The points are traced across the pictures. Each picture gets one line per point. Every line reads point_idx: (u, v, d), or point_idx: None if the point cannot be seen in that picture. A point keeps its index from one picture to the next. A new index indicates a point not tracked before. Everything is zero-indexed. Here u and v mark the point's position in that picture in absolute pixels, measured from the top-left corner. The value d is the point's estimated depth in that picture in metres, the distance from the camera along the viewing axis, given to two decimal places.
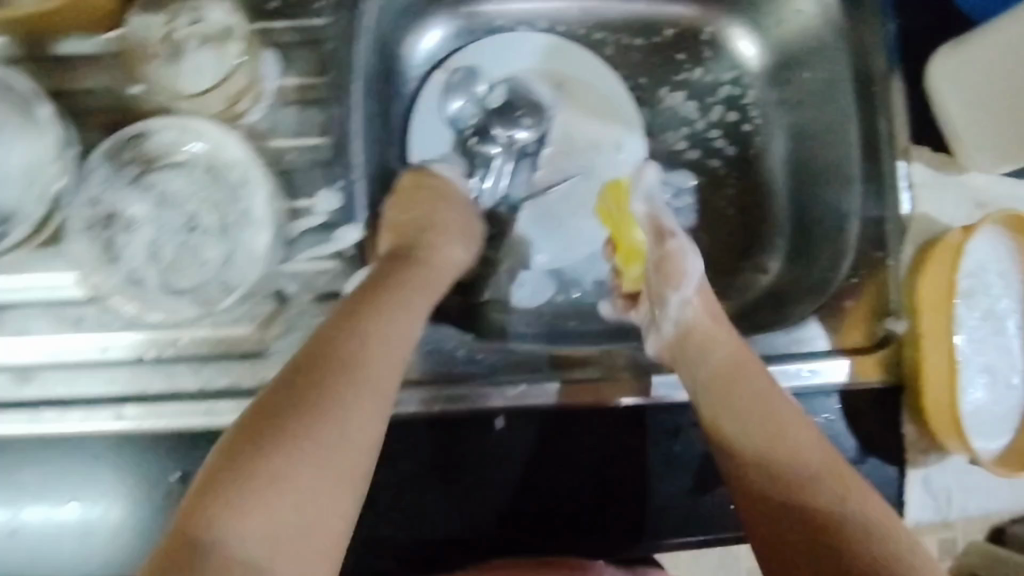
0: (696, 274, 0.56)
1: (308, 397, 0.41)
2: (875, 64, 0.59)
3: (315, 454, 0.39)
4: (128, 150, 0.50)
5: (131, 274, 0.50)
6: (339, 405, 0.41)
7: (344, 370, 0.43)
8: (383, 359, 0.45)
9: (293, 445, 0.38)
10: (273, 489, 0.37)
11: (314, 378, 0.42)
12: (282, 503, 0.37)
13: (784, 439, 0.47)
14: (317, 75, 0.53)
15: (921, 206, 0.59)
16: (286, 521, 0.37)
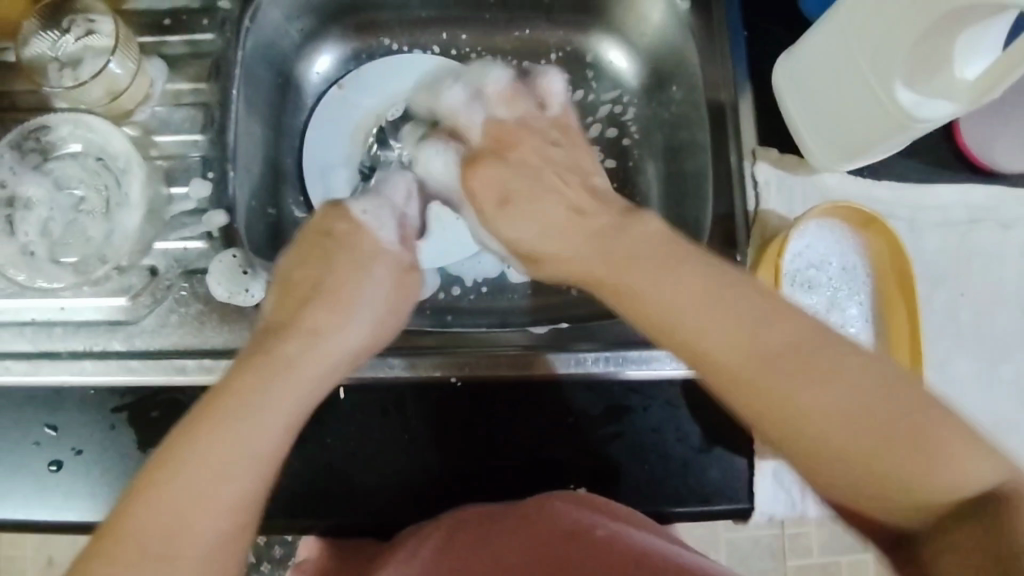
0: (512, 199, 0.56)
1: (213, 411, 0.36)
2: (721, 71, 0.62)
3: (214, 459, 0.35)
4: (28, 142, 0.59)
5: (23, 247, 0.57)
6: (255, 498, 0.36)
7: (239, 405, 0.37)
8: (259, 410, 0.37)
9: (205, 444, 0.35)
10: (197, 478, 0.34)
11: (202, 435, 0.35)
12: (205, 492, 0.34)
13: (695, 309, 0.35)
14: (202, 81, 0.61)
15: (766, 204, 0.61)
16: (212, 513, 0.34)
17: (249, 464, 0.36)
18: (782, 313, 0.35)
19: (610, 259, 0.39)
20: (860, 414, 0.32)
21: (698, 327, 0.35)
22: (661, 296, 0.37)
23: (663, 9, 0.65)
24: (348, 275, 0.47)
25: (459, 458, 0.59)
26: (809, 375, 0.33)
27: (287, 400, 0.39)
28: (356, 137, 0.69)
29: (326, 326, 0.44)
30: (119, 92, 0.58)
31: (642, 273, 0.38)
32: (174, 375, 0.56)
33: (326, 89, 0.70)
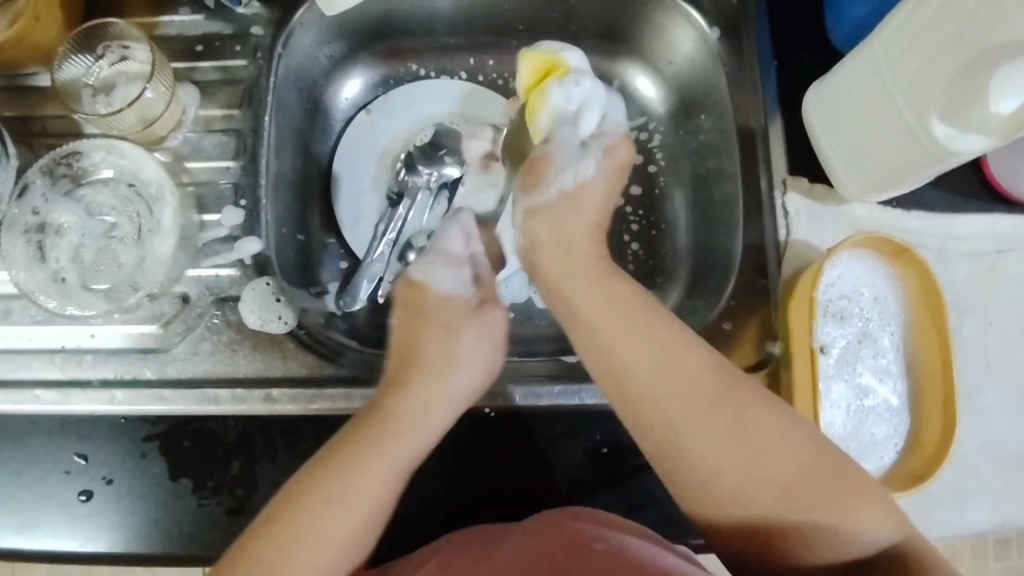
0: (563, 180, 0.51)
1: (347, 453, 0.46)
2: (751, 102, 0.63)
3: (351, 494, 0.45)
4: (60, 168, 0.59)
5: (54, 273, 0.57)
6: (336, 560, 0.45)
7: (368, 447, 0.47)
8: (384, 451, 0.47)
9: (338, 482, 0.45)
10: (329, 510, 0.45)
11: (340, 469, 0.46)
12: (337, 525, 0.45)
13: (642, 371, 0.46)
14: (234, 107, 0.61)
15: (797, 233, 0.61)
16: (342, 538, 0.45)
17: (336, 535, 0.45)
18: (712, 380, 0.46)
19: (603, 318, 0.47)
20: (779, 470, 0.44)
21: (670, 398, 0.45)
22: (633, 359, 0.46)
23: (694, 38, 0.65)
24: (431, 335, 0.51)
25: (481, 483, 0.58)
26: (745, 441, 0.45)
27: (376, 478, 0.46)
28: (384, 162, 0.69)
29: (429, 386, 0.50)
30: (152, 119, 0.58)
31: (615, 327, 0.47)
32: (205, 404, 0.55)
33: (354, 114, 0.70)
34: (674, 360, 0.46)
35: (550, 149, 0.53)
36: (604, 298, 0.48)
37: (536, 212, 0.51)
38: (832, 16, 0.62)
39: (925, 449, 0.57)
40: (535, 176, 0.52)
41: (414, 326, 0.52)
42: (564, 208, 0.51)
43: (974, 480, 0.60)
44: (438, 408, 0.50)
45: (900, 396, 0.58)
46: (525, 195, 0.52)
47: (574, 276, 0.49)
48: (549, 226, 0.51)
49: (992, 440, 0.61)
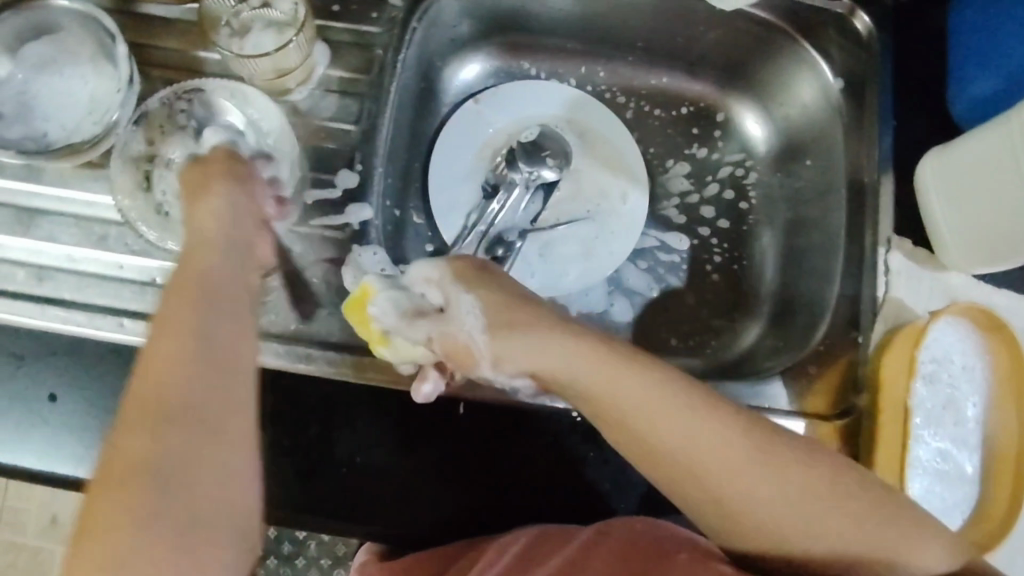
0: (471, 334, 0.48)
1: (155, 342, 0.34)
2: (868, 156, 0.63)
3: (180, 371, 0.33)
4: (180, 103, 0.57)
5: (158, 205, 0.55)
6: (203, 437, 0.33)
7: (190, 315, 0.36)
8: (204, 314, 0.36)
9: (161, 365, 0.33)
10: (163, 409, 0.32)
11: (163, 349, 0.34)
12: (186, 416, 0.33)
13: (665, 441, 0.43)
14: (360, 72, 0.61)
15: (894, 291, 0.62)
16: (200, 425, 0.33)
17: (188, 415, 0.33)
18: (735, 428, 0.43)
19: (605, 395, 0.44)
20: (834, 519, 0.43)
21: (710, 470, 0.43)
22: (651, 424, 0.43)
23: (814, 88, 0.67)
24: (201, 213, 0.44)
25: (537, 482, 0.57)
26: (778, 491, 0.43)
27: (207, 325, 0.36)
28: (484, 154, 0.69)
29: (216, 256, 0.41)
30: (286, 70, 0.57)
31: (619, 400, 0.44)
32: (294, 362, 0.55)
33: (463, 100, 0.70)
34: (683, 426, 0.43)
35: (445, 331, 0.49)
36: (621, 384, 0.44)
37: (515, 338, 0.47)
38: (954, 87, 0.64)
39: (990, 521, 0.58)
40: (464, 355, 0.49)
41: (208, 213, 0.44)
42: (527, 326, 0.47)
43: None
44: (233, 276, 0.40)
45: (974, 467, 0.59)
46: (479, 365, 0.49)
47: (575, 364, 0.45)
48: (534, 354, 0.46)
49: None
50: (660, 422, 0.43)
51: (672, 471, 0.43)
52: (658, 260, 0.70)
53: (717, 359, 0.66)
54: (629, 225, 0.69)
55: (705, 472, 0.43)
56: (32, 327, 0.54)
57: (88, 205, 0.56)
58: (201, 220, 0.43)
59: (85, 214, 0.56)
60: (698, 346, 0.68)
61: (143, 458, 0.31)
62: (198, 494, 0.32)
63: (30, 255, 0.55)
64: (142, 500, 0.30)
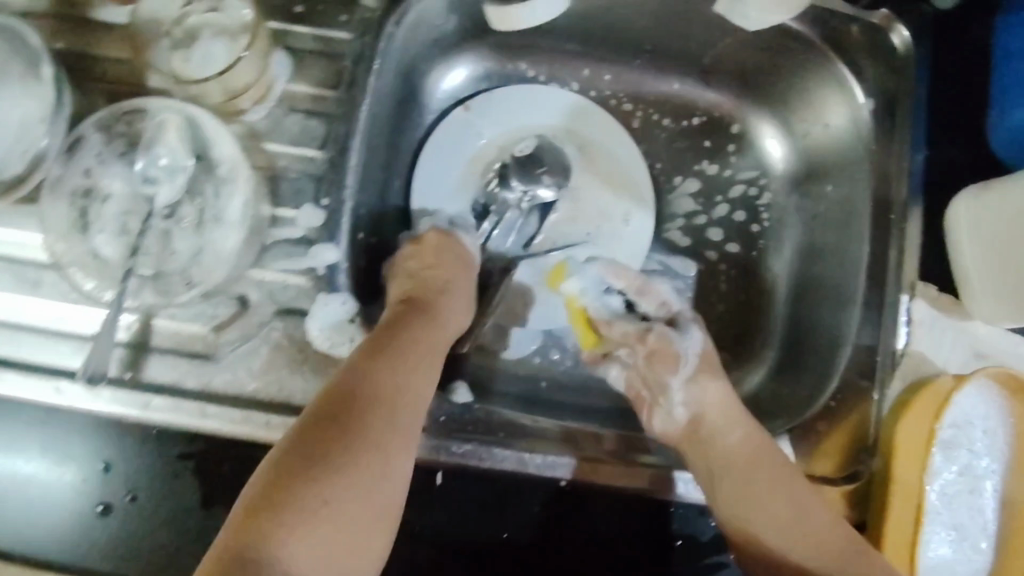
0: (689, 352, 0.55)
1: (384, 341, 0.47)
2: (898, 190, 0.57)
3: (393, 373, 0.45)
4: (119, 125, 0.49)
5: (95, 249, 0.49)
6: (380, 444, 0.42)
7: (416, 337, 0.48)
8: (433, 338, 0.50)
9: (389, 368, 0.45)
10: (389, 395, 0.44)
11: (382, 340, 0.47)
12: (396, 411, 0.44)
13: (760, 489, 0.49)
14: (328, 87, 0.53)
15: (916, 343, 0.57)
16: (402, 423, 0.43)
17: (383, 429, 0.42)
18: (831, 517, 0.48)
19: (732, 439, 0.51)
20: None
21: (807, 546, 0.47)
22: (758, 478, 0.49)
23: (842, 107, 0.60)
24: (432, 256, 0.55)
25: (534, 549, 0.52)
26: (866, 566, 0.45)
27: (406, 374, 0.45)
28: (472, 169, 0.62)
29: (417, 278, 0.53)
30: (237, 92, 0.50)
31: (740, 449, 0.51)
32: (249, 429, 0.49)
33: (451, 108, 0.62)
34: (788, 495, 0.49)
35: (660, 332, 0.55)
36: (751, 441, 0.51)
37: (688, 380, 0.54)
38: (996, 110, 0.57)
39: None
40: (666, 358, 0.55)
41: (241, 238, 0.50)
42: (711, 377, 0.55)
43: None
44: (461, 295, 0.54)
45: (990, 541, 0.55)
46: (672, 376, 0.54)
47: (727, 433, 0.52)
48: (711, 393, 0.54)
49: None
50: (774, 485, 0.49)
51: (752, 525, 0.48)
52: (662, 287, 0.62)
53: None
54: (631, 250, 0.62)
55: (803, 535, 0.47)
56: None
57: (18, 247, 0.50)
58: (413, 271, 0.54)
59: (16, 257, 0.50)
60: None
61: (333, 412, 0.42)
62: (368, 468, 0.41)
63: None
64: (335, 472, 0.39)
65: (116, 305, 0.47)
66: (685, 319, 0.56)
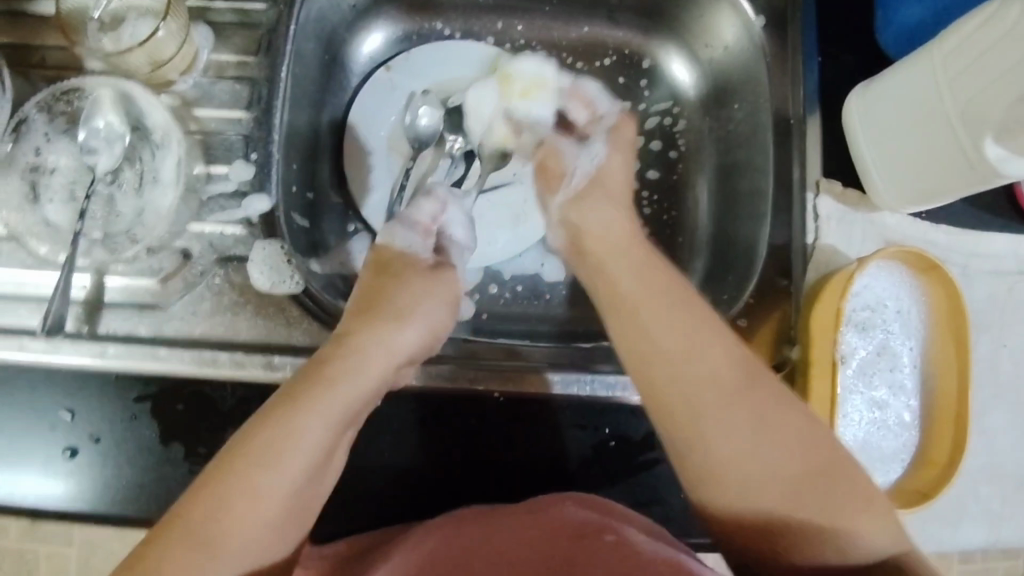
0: (577, 171, 0.55)
1: (315, 379, 0.43)
2: (794, 95, 0.60)
3: (316, 408, 0.42)
4: (59, 104, 0.55)
5: (46, 217, 0.54)
6: (260, 492, 0.39)
7: (337, 381, 0.43)
8: (362, 377, 0.44)
9: (309, 403, 0.42)
10: (307, 427, 0.41)
11: (329, 371, 0.44)
12: (303, 450, 0.40)
13: (639, 318, 0.43)
14: (248, 54, 0.57)
15: (824, 238, 0.60)
16: (300, 467, 0.40)
17: (293, 463, 0.40)
18: (715, 346, 0.42)
19: (627, 275, 0.47)
20: (784, 473, 0.39)
21: (691, 382, 0.41)
22: (630, 296, 0.45)
23: (737, 26, 0.63)
24: (398, 283, 0.49)
25: (457, 482, 0.57)
26: (764, 425, 0.40)
27: (319, 423, 0.41)
28: (399, 125, 0.67)
29: (367, 294, 0.49)
30: (161, 62, 0.54)
31: (623, 271, 0.47)
32: (201, 367, 0.53)
33: (374, 69, 0.68)
34: (678, 323, 0.42)
35: (556, 148, 0.57)
36: (643, 276, 0.46)
37: (572, 198, 0.54)
38: (882, 16, 0.60)
39: (932, 468, 0.56)
40: (553, 172, 0.56)
41: (175, 197, 0.54)
42: (598, 200, 0.53)
43: (972, 498, 0.60)
44: (412, 305, 0.48)
45: (913, 414, 0.58)
46: (555, 192, 0.55)
47: (621, 261, 0.47)
48: (593, 218, 0.51)
49: (993, 461, 0.61)
50: (663, 316, 0.43)
51: (644, 357, 0.42)
52: None
53: None
54: None
55: (689, 375, 0.41)
56: None
57: None
58: (373, 284, 0.49)
59: None
60: None
61: (241, 443, 0.40)
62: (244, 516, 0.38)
63: None
64: (214, 510, 0.38)
65: (68, 262, 0.51)
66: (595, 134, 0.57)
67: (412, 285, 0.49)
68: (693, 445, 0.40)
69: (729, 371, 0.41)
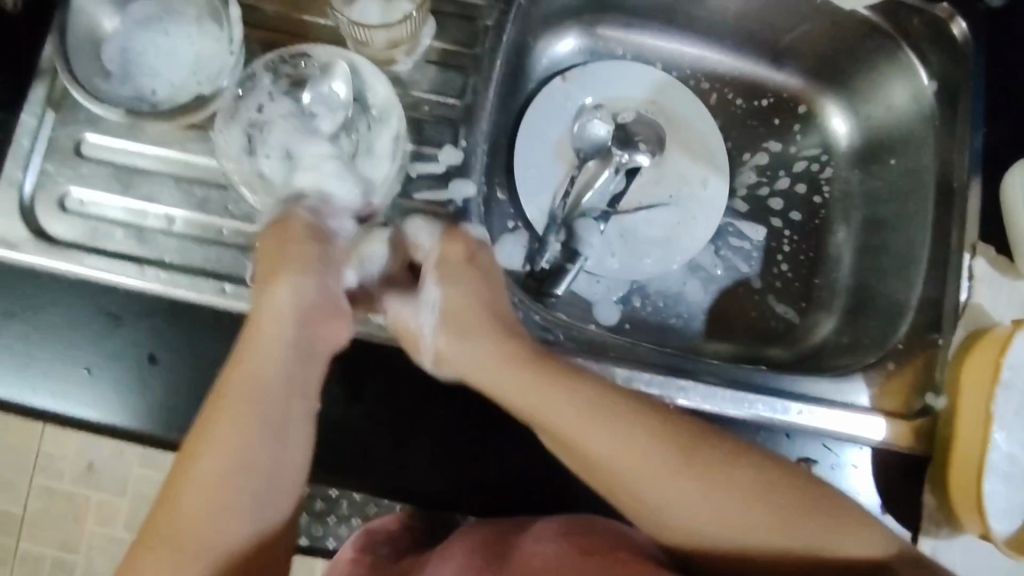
0: (426, 325, 0.52)
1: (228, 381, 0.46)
2: (958, 158, 0.63)
3: (231, 415, 0.45)
4: (286, 67, 0.57)
5: (259, 169, 0.55)
6: (196, 507, 0.44)
7: (248, 378, 0.46)
8: (263, 363, 0.46)
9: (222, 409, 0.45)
10: (229, 434, 0.45)
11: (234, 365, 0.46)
12: (231, 446, 0.44)
13: (579, 456, 0.48)
14: (462, 45, 0.61)
15: (976, 296, 0.63)
16: (234, 470, 0.44)
17: (235, 476, 0.44)
18: (637, 434, 0.47)
19: (523, 380, 0.48)
20: (743, 525, 0.46)
21: (622, 474, 0.47)
22: (527, 397, 0.48)
23: (906, 91, 0.67)
24: (293, 265, 0.49)
25: None
26: (709, 499, 0.46)
27: (243, 427, 0.45)
28: (568, 131, 0.70)
29: (265, 279, 0.49)
30: (398, 41, 0.58)
31: (502, 373, 0.49)
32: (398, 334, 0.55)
33: (550, 77, 0.71)
34: (587, 420, 0.47)
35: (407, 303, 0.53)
36: (522, 374, 0.48)
37: (434, 351, 0.52)
38: None
39: None
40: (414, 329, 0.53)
41: (388, 169, 0.57)
42: (478, 334, 0.50)
43: None
44: (309, 287, 0.49)
45: None
46: (421, 350, 0.52)
47: (495, 371, 0.49)
48: (460, 354, 0.51)
49: None
50: (568, 410, 0.47)
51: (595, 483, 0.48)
52: (732, 247, 0.72)
53: (793, 356, 0.68)
54: (709, 211, 0.70)
55: (615, 466, 0.47)
56: (130, 287, 0.54)
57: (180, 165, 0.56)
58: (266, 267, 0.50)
59: (187, 175, 0.56)
60: (775, 339, 0.69)
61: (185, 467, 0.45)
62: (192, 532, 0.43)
63: (134, 216, 0.55)
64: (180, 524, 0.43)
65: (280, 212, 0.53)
66: (429, 276, 0.53)
67: (302, 257, 0.50)
68: (646, 511, 0.48)
69: (649, 450, 0.47)
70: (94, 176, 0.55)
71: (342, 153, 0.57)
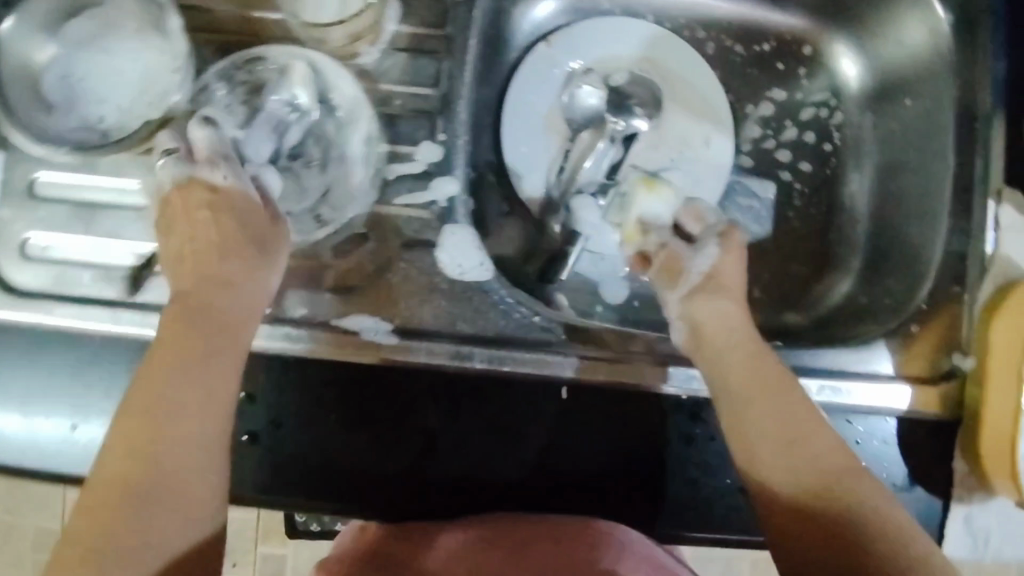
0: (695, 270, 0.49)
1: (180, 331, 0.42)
2: (981, 97, 0.58)
3: (181, 365, 0.41)
4: (240, 74, 0.52)
5: None
6: (145, 474, 0.39)
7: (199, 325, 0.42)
8: (207, 314, 0.42)
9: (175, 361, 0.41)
10: (174, 388, 0.40)
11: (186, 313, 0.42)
12: (176, 404, 0.40)
13: (746, 427, 0.44)
14: (435, 27, 0.55)
15: (1004, 248, 0.60)
16: (177, 425, 0.39)
17: (175, 435, 0.39)
18: (806, 419, 0.44)
19: (721, 335, 0.46)
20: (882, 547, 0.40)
21: (779, 451, 0.43)
22: (719, 347, 0.46)
23: (919, 25, 0.61)
24: (226, 210, 0.44)
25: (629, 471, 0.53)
26: (867, 507, 0.41)
27: (195, 375, 0.41)
28: (557, 101, 0.65)
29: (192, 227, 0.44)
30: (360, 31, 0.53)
31: (720, 339, 0.47)
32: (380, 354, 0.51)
33: (534, 42, 0.65)
34: (757, 379, 0.45)
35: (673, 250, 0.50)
36: (735, 345, 0.46)
37: (689, 295, 0.48)
38: None
39: None
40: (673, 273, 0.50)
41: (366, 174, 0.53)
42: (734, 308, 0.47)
43: None
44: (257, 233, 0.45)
45: None
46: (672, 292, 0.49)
47: (736, 339, 0.46)
48: (713, 312, 0.47)
49: None
50: (746, 374, 0.45)
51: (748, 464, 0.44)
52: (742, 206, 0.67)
53: (812, 320, 0.65)
54: (714, 171, 0.66)
55: (764, 449, 0.43)
56: (100, 332, 0.50)
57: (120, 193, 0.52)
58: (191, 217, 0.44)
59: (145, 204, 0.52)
60: (791, 303, 0.66)
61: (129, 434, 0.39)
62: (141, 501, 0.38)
63: (97, 256, 0.51)
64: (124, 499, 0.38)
65: None
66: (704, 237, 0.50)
67: (232, 210, 0.44)
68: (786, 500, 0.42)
69: (821, 441, 0.43)
70: (53, 217, 0.52)
71: (315, 163, 0.52)
